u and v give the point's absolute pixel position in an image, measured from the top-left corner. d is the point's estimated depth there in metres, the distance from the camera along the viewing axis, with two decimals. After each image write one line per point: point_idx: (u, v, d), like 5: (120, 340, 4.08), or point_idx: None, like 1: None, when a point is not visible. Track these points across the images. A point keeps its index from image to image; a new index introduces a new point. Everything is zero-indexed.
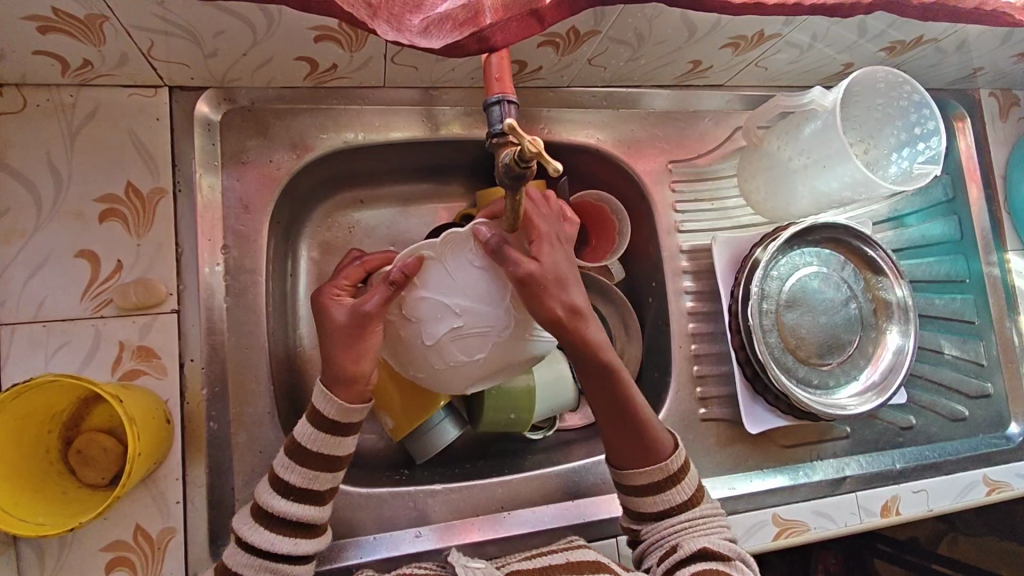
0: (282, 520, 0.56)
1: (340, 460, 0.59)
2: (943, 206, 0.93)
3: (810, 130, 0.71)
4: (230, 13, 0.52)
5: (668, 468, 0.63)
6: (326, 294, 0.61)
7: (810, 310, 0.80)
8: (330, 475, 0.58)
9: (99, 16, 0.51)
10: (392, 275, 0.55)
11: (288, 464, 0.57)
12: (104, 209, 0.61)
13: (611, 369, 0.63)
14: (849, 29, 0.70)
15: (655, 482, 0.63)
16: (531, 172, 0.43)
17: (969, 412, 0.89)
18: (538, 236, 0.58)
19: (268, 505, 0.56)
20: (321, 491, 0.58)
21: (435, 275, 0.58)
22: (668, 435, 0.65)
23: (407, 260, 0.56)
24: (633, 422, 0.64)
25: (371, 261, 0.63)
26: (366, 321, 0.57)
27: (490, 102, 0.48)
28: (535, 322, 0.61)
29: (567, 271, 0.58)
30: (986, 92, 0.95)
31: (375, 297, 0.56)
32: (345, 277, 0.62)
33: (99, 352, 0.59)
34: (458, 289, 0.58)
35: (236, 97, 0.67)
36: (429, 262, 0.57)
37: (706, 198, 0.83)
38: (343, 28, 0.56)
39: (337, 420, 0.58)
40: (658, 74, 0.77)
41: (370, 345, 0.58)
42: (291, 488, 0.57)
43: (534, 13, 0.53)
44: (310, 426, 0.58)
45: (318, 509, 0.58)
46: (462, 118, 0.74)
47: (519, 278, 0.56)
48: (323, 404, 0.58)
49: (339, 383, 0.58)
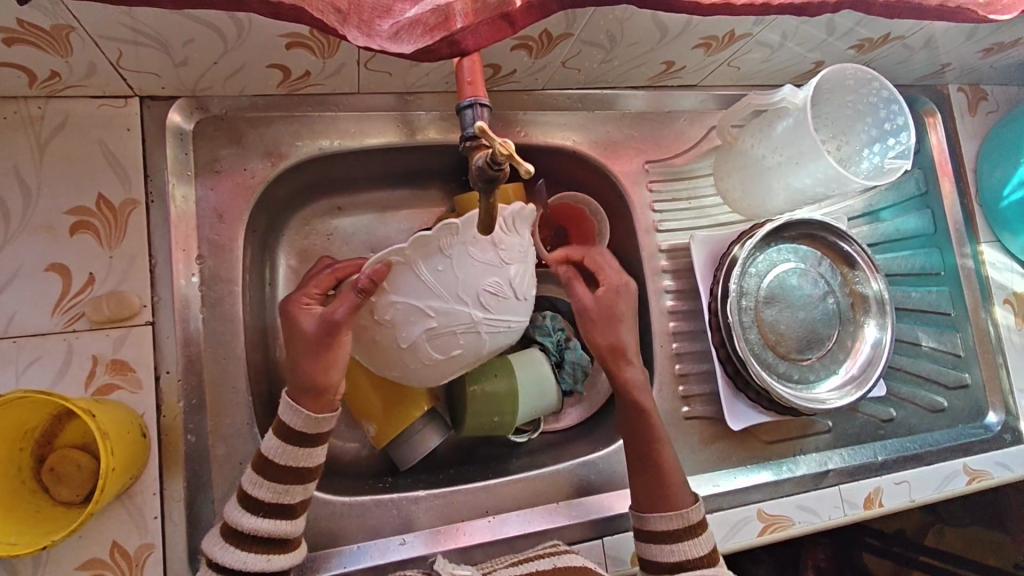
0: (253, 537, 0.56)
1: (309, 472, 0.59)
2: (916, 200, 0.94)
3: (782, 128, 0.71)
4: (199, 21, 0.52)
5: (689, 517, 0.64)
6: (296, 302, 0.61)
7: (790, 304, 0.80)
8: (300, 488, 0.58)
9: (64, 27, 0.50)
10: (361, 282, 0.56)
11: (256, 480, 0.57)
12: (75, 221, 0.60)
13: (644, 412, 0.68)
14: (818, 28, 0.71)
15: (675, 528, 0.64)
16: (504, 175, 0.44)
17: (947, 402, 0.91)
18: (606, 278, 0.71)
19: (238, 524, 0.56)
20: (293, 503, 0.58)
21: (403, 277, 0.57)
22: (690, 490, 0.67)
23: (376, 267, 0.56)
24: (659, 468, 0.67)
25: (341, 268, 0.63)
26: (335, 329, 0.58)
27: (462, 106, 0.48)
28: (508, 313, 0.60)
29: (620, 314, 0.70)
30: (954, 88, 0.97)
31: (343, 303, 0.57)
32: (315, 286, 0.62)
33: (70, 368, 0.58)
34: (428, 291, 0.57)
35: (208, 106, 0.66)
36: (397, 267, 0.57)
37: (684, 198, 0.84)
38: (315, 35, 0.57)
39: (304, 432, 0.58)
40: (631, 76, 0.78)
41: (339, 353, 0.59)
42: (260, 505, 0.56)
43: (505, 17, 0.52)
44: (276, 439, 0.58)
45: (290, 523, 0.58)
46: (439, 123, 0.74)
47: (578, 308, 0.71)
48: (289, 416, 0.58)
49: (309, 395, 0.58)
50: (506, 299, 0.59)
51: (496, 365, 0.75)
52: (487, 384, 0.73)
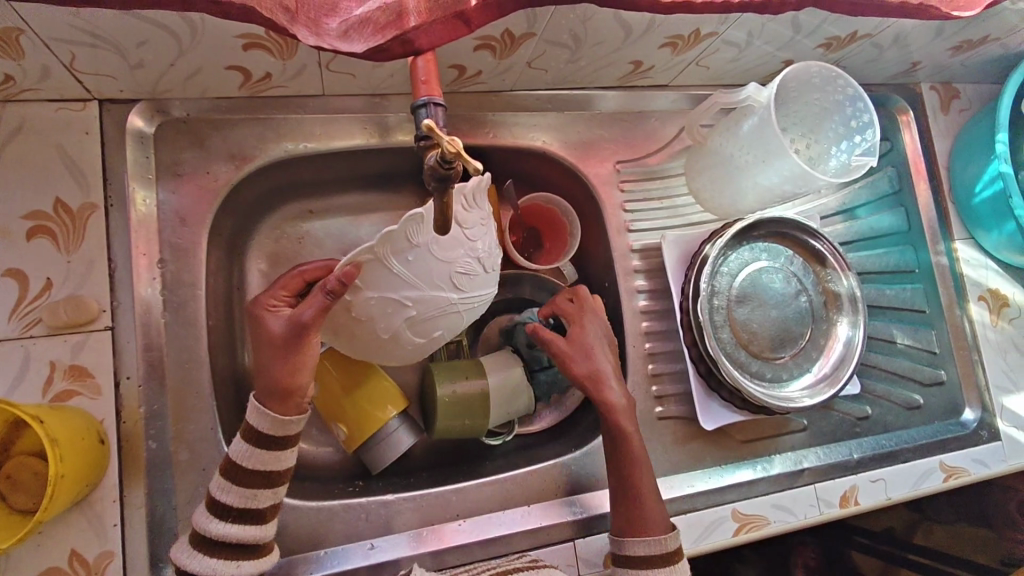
0: (222, 543, 0.55)
1: (278, 475, 0.58)
2: (889, 198, 0.95)
3: (748, 127, 0.71)
4: (149, 22, 0.52)
5: (664, 544, 0.64)
6: (262, 304, 0.60)
7: (762, 303, 0.80)
8: (269, 492, 0.57)
9: (13, 29, 0.49)
10: (329, 284, 0.54)
11: (223, 485, 0.56)
12: (31, 226, 0.59)
13: (625, 437, 0.67)
14: (783, 26, 0.72)
15: (653, 555, 0.63)
16: (456, 173, 0.44)
17: (923, 400, 0.91)
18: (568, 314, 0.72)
19: (206, 530, 0.55)
20: (261, 508, 0.57)
21: (376, 274, 0.55)
22: (667, 517, 0.66)
23: (345, 268, 0.54)
24: (634, 492, 0.66)
25: (309, 270, 0.62)
26: (303, 332, 0.56)
27: (417, 104, 0.48)
28: (481, 287, 0.62)
29: (590, 344, 0.70)
30: (927, 86, 0.97)
31: (310, 306, 0.55)
32: (282, 288, 0.60)
33: (28, 374, 0.58)
34: (402, 283, 0.56)
35: (170, 109, 0.66)
36: (368, 264, 0.54)
37: (656, 197, 0.84)
38: (270, 35, 0.56)
39: (271, 435, 0.57)
40: (601, 76, 0.77)
41: (307, 355, 0.58)
42: (228, 510, 0.56)
43: (460, 16, 0.52)
44: (243, 443, 0.57)
45: (260, 528, 0.57)
46: (408, 124, 0.74)
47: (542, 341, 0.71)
48: (256, 419, 0.57)
49: (275, 398, 0.57)
50: (476, 280, 0.60)
51: (467, 368, 0.75)
52: (456, 387, 0.73)
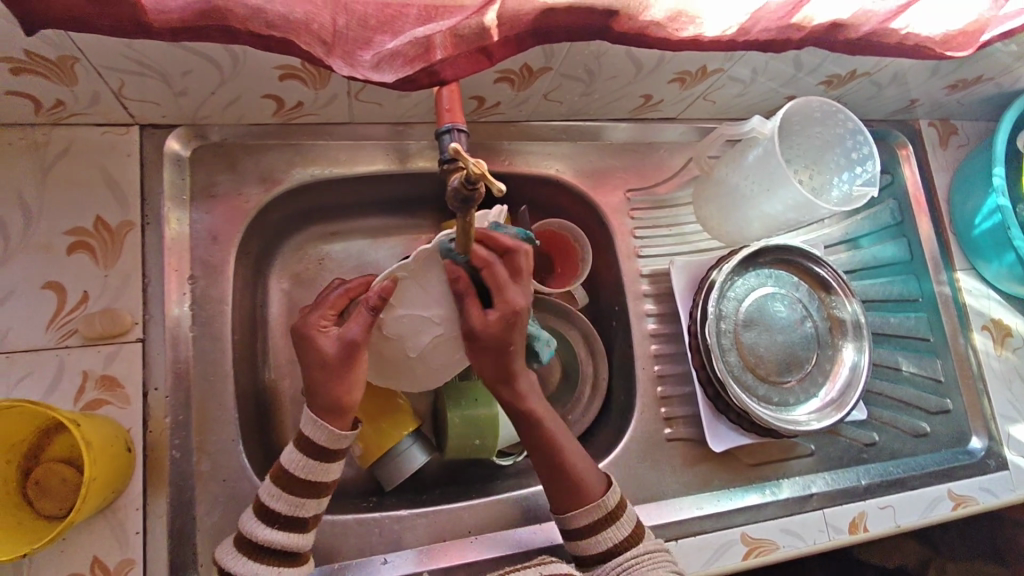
0: (267, 549, 0.56)
1: (325, 486, 0.59)
2: (891, 229, 0.97)
3: (753, 157, 0.74)
4: (197, 54, 0.56)
5: (605, 505, 0.64)
6: (312, 324, 0.61)
7: (768, 328, 0.82)
8: (314, 502, 0.59)
9: (69, 58, 0.53)
10: (372, 300, 0.59)
11: (274, 492, 0.58)
12: (73, 241, 0.63)
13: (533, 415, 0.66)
14: (786, 64, 0.76)
15: (595, 520, 0.63)
16: (478, 196, 0.47)
17: (930, 428, 0.92)
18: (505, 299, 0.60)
19: (254, 535, 0.56)
20: (306, 517, 0.58)
21: (408, 292, 0.63)
22: (598, 477, 0.66)
23: (383, 284, 0.60)
24: (558, 463, 0.66)
25: (353, 287, 0.63)
26: (355, 350, 0.59)
27: (441, 132, 0.51)
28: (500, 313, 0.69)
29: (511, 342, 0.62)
30: (925, 123, 1.01)
31: (359, 323, 0.59)
32: (329, 308, 0.61)
33: (61, 382, 0.60)
34: (430, 302, 0.64)
35: (207, 134, 0.70)
36: (403, 282, 0.61)
37: (665, 225, 0.87)
38: (305, 66, 0.60)
39: (324, 447, 0.59)
40: (613, 108, 0.81)
41: (359, 373, 0.60)
42: (277, 517, 0.57)
43: (483, 50, 0.55)
44: (297, 452, 0.58)
45: (303, 537, 0.58)
46: (429, 152, 0.78)
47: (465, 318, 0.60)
48: (311, 431, 0.58)
49: (332, 414, 0.59)
50: None
51: (478, 390, 0.77)
52: (467, 408, 0.75)
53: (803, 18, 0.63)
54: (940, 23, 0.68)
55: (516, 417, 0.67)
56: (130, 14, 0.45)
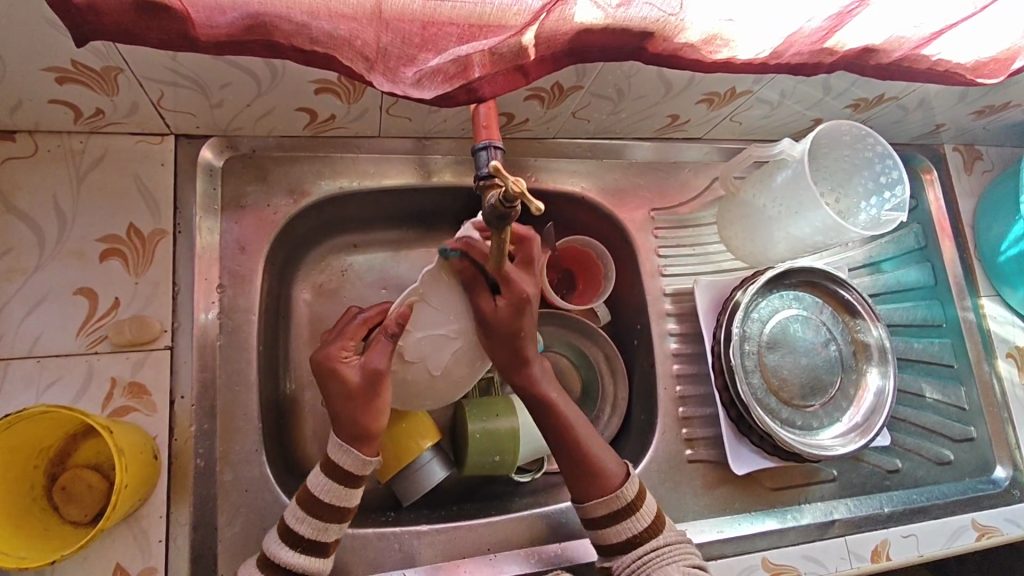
0: (288, 571, 0.56)
1: (347, 511, 0.59)
2: (916, 253, 0.96)
3: (782, 179, 0.74)
4: (238, 67, 0.56)
5: (624, 496, 0.63)
6: (334, 356, 0.60)
7: (793, 350, 0.82)
8: (338, 527, 0.59)
9: (114, 69, 0.54)
10: (391, 326, 0.59)
11: (300, 515, 0.58)
12: (106, 249, 0.63)
13: (549, 407, 0.67)
14: (815, 87, 0.76)
15: (614, 511, 0.63)
16: (515, 213, 0.46)
17: (954, 456, 0.90)
18: (514, 287, 0.59)
19: (275, 556, 0.56)
20: (327, 541, 0.58)
21: (423, 315, 0.61)
22: (618, 467, 0.65)
23: (399, 309, 0.60)
24: (575, 452, 0.66)
25: (370, 316, 0.63)
26: (379, 378, 0.59)
27: (478, 148, 0.52)
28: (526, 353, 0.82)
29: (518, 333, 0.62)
30: (950, 147, 1.01)
31: (381, 353, 0.59)
32: (349, 338, 0.62)
33: (89, 389, 0.60)
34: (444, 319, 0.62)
35: (239, 145, 0.70)
36: (417, 306, 0.60)
37: (687, 244, 0.86)
38: (341, 81, 0.61)
39: (351, 471, 0.58)
40: (638, 128, 0.82)
41: (385, 401, 0.60)
42: (300, 540, 0.57)
43: (520, 68, 0.56)
44: (324, 476, 0.58)
45: (322, 562, 0.58)
46: (454, 166, 0.78)
47: (483, 314, 0.60)
48: (340, 456, 0.58)
49: (361, 440, 0.59)
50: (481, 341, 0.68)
51: (498, 406, 0.77)
52: (488, 424, 0.75)
53: (836, 44, 0.63)
54: (972, 51, 0.68)
55: (538, 409, 0.67)
56: (179, 29, 0.47)
